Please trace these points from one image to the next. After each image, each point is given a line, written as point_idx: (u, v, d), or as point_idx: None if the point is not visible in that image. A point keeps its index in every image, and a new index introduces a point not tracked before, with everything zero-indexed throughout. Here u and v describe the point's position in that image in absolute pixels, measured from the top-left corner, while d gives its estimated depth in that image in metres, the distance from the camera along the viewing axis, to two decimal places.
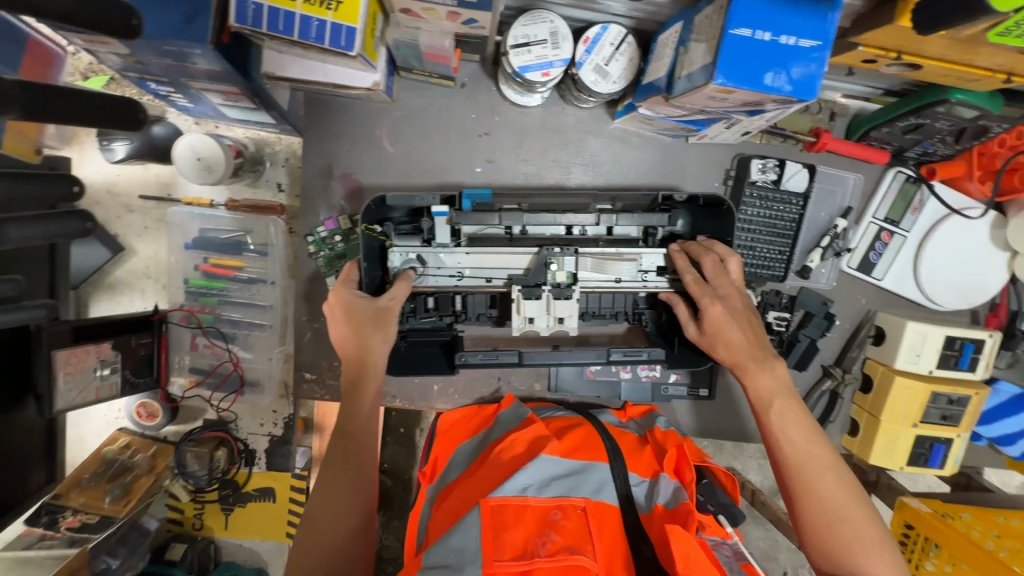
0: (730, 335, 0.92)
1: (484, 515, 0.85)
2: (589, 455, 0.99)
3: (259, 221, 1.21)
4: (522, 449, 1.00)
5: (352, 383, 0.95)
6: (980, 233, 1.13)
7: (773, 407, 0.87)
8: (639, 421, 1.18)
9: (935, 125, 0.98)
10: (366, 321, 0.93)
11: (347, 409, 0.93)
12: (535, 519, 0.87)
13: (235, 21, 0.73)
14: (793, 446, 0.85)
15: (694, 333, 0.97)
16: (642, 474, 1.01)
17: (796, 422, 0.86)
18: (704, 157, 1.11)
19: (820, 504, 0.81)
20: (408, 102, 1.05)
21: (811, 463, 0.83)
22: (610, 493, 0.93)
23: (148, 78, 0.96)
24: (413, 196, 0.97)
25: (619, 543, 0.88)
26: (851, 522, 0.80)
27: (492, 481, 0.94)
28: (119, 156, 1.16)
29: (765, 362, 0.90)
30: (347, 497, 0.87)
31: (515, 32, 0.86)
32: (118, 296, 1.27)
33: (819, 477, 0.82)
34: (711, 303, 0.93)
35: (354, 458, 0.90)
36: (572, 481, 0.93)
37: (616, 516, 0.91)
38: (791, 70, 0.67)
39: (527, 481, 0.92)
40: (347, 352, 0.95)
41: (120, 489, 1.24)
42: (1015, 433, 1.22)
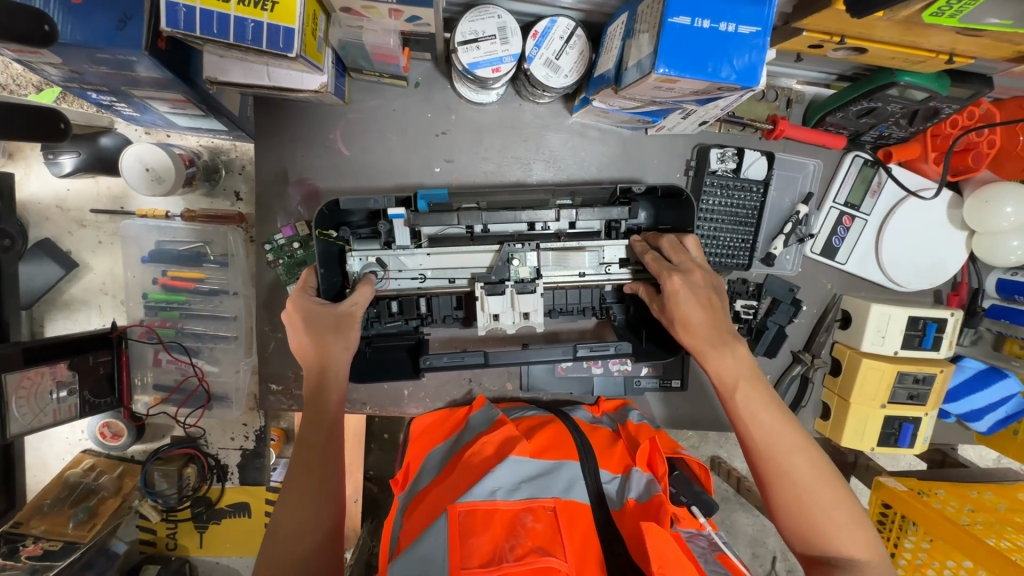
0: (688, 314, 0.89)
1: (451, 522, 0.85)
2: (560, 455, 0.99)
3: (216, 231, 1.18)
4: (493, 452, 0.99)
5: (313, 392, 0.92)
6: (938, 214, 1.14)
7: (739, 391, 0.86)
8: (612, 415, 1.18)
9: (887, 108, 0.98)
10: (325, 326, 0.91)
11: (310, 417, 0.91)
12: (503, 522, 0.86)
13: (166, 25, 0.71)
14: (761, 431, 0.84)
15: (658, 309, 0.96)
16: (613, 470, 1.00)
17: (762, 405, 0.85)
18: (663, 148, 1.11)
19: (791, 489, 0.81)
20: (362, 104, 1.03)
21: (780, 446, 0.83)
22: (582, 491, 0.92)
23: (88, 88, 0.92)
24: (367, 199, 0.95)
25: (592, 538, 0.87)
26: (822, 502, 0.80)
27: (461, 485, 0.92)
28: (67, 170, 1.11)
29: (727, 344, 0.88)
30: (313, 505, 0.85)
31: (462, 28, 0.85)
32: (74, 314, 1.23)
33: (789, 459, 0.82)
34: (670, 276, 0.90)
35: (318, 466, 0.88)
36: (542, 482, 0.93)
37: (588, 514, 0.90)
38: (732, 57, 0.66)
39: (496, 484, 0.91)
40: (306, 359, 0.93)
41: (85, 512, 1.21)
42: (983, 409, 1.23)
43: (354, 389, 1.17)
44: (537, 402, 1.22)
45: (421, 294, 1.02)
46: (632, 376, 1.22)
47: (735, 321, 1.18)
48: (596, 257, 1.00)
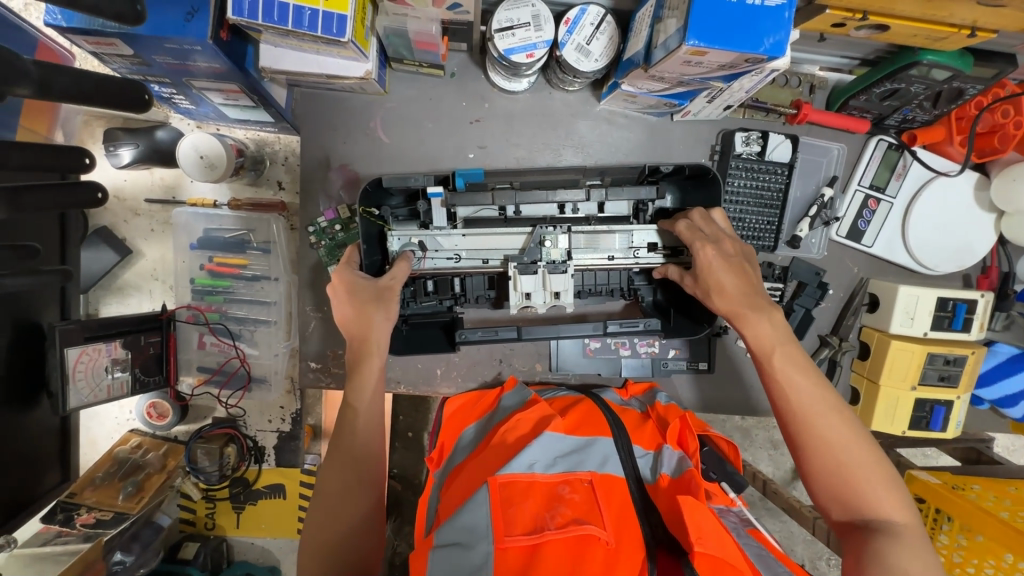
0: (723, 280, 0.92)
1: (491, 491, 0.87)
2: (592, 431, 1.00)
3: (261, 219, 1.24)
4: (527, 430, 1.02)
5: (355, 361, 0.96)
6: (965, 195, 1.15)
7: (775, 355, 0.88)
8: (641, 399, 1.19)
9: (910, 89, 1.01)
10: (363, 298, 0.95)
11: (353, 386, 0.95)
12: (540, 493, 0.88)
13: (232, 14, 0.77)
14: (797, 393, 0.85)
15: (689, 283, 0.98)
16: (645, 447, 1.02)
17: (798, 368, 0.87)
18: (689, 134, 1.14)
19: (828, 450, 0.82)
20: (401, 94, 1.09)
21: (817, 407, 0.84)
22: (616, 465, 0.94)
23: (152, 80, 1.00)
24: (408, 178, 1.01)
25: (630, 512, 0.87)
26: (860, 463, 0.81)
27: (498, 460, 0.95)
28: (125, 161, 1.19)
29: (763, 310, 0.90)
30: (358, 470, 0.90)
31: (498, 17, 0.90)
32: (128, 298, 1.30)
33: (825, 421, 0.83)
34: (703, 247, 0.94)
35: (364, 435, 0.93)
36: (576, 457, 0.95)
37: (624, 489, 0.90)
38: (760, 29, 0.70)
39: (533, 458, 0.93)
40: (349, 331, 0.97)
41: (133, 486, 1.27)
42: (1016, 394, 1.23)
43: (387, 368, 1.21)
44: (566, 384, 1.24)
45: (455, 274, 1.06)
46: (660, 358, 1.24)
47: None
48: (625, 240, 1.03)
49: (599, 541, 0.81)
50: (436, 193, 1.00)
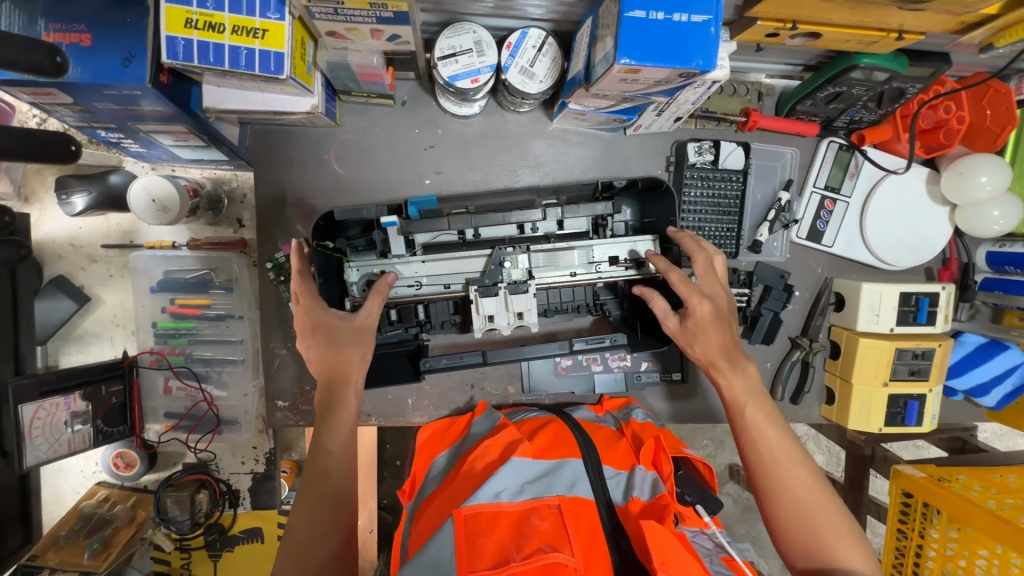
0: (708, 334, 0.93)
1: (457, 524, 0.85)
2: (561, 453, 0.99)
3: (221, 259, 1.22)
4: (494, 457, 0.99)
5: (328, 405, 0.93)
6: (918, 190, 1.17)
7: (748, 408, 0.91)
8: (616, 413, 1.18)
9: (852, 92, 1.03)
10: (330, 339, 0.94)
11: (327, 428, 0.92)
12: (508, 524, 0.86)
13: (166, 57, 0.77)
14: (766, 445, 0.88)
15: (675, 326, 0.96)
16: (616, 467, 1.00)
17: (769, 422, 0.90)
18: (643, 147, 1.15)
19: (795, 502, 0.84)
20: (354, 125, 1.09)
21: (785, 461, 0.86)
22: (585, 488, 0.92)
23: (97, 126, 0.99)
24: (360, 209, 1.00)
25: (599, 537, 0.85)
26: (824, 516, 0.83)
27: (465, 491, 0.92)
28: (79, 209, 1.17)
29: (739, 366, 0.93)
30: (332, 517, 0.85)
31: (440, 45, 0.91)
32: (87, 347, 1.27)
33: (793, 473, 0.85)
34: (700, 302, 0.93)
35: (336, 478, 0.88)
36: (543, 483, 0.92)
37: (593, 511, 0.89)
38: (689, 43, 0.70)
39: (500, 486, 0.91)
40: (323, 372, 0.95)
41: (99, 543, 1.23)
42: (987, 382, 1.23)
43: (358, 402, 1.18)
44: (540, 404, 1.23)
45: (418, 301, 1.04)
46: (632, 372, 1.23)
47: None
48: (587, 259, 1.02)
49: (567, 568, 0.79)
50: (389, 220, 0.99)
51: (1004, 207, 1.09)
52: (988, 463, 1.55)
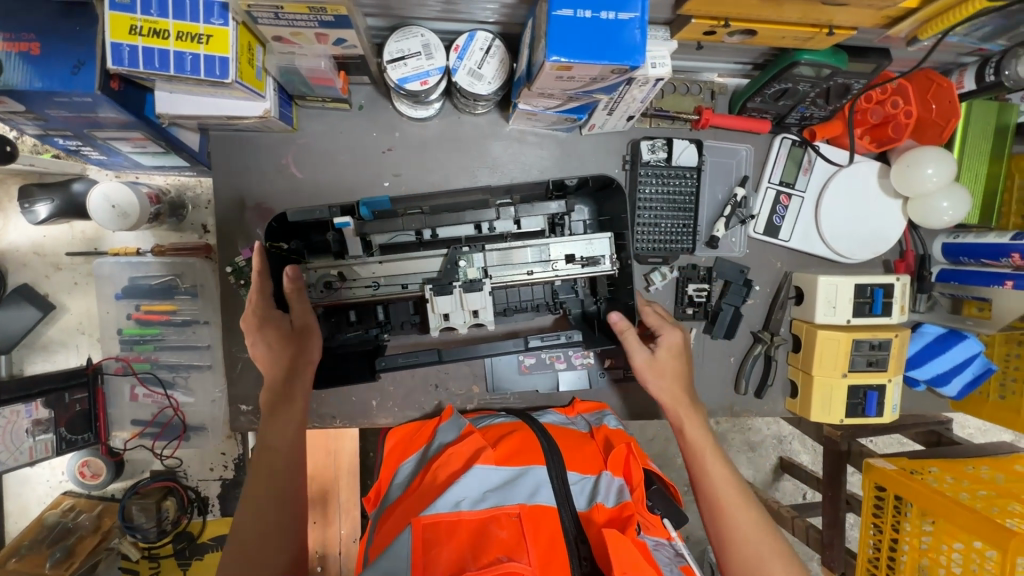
0: (672, 368, 1.07)
1: (415, 534, 0.83)
2: (525, 460, 0.97)
3: (187, 264, 1.22)
4: (458, 465, 0.97)
5: (274, 403, 0.94)
6: (870, 183, 1.19)
7: (703, 449, 0.99)
8: (587, 416, 1.18)
9: (799, 88, 1.05)
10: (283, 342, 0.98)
11: (275, 426, 0.92)
12: (467, 534, 0.84)
13: (111, 63, 0.78)
14: (717, 484, 0.95)
15: (643, 358, 1.07)
16: (581, 472, 0.99)
17: (721, 463, 0.98)
18: (600, 147, 1.17)
19: (743, 541, 0.90)
20: (312, 129, 1.11)
21: (733, 499, 0.93)
22: (547, 496, 0.90)
23: (54, 134, 1.00)
24: (312, 211, 1.01)
25: (559, 544, 0.84)
26: (768, 553, 0.88)
27: (427, 499, 0.90)
28: (42, 217, 1.18)
29: (695, 412, 1.04)
30: (278, 512, 0.83)
31: (389, 48, 0.93)
32: (53, 355, 1.27)
33: (740, 512, 0.92)
34: (670, 329, 1.09)
35: (285, 475, 0.87)
36: (505, 490, 0.91)
37: (555, 518, 0.87)
38: (618, 40, 0.72)
39: (461, 495, 0.89)
40: (268, 370, 0.97)
41: (62, 552, 1.23)
42: (946, 372, 1.24)
43: (322, 404, 1.18)
44: (504, 403, 1.23)
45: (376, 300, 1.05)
46: (595, 369, 1.25)
47: (688, 304, 1.22)
48: (540, 257, 1.02)
49: None
50: (344, 222, 1.01)
51: (952, 198, 1.11)
52: (960, 456, 1.56)
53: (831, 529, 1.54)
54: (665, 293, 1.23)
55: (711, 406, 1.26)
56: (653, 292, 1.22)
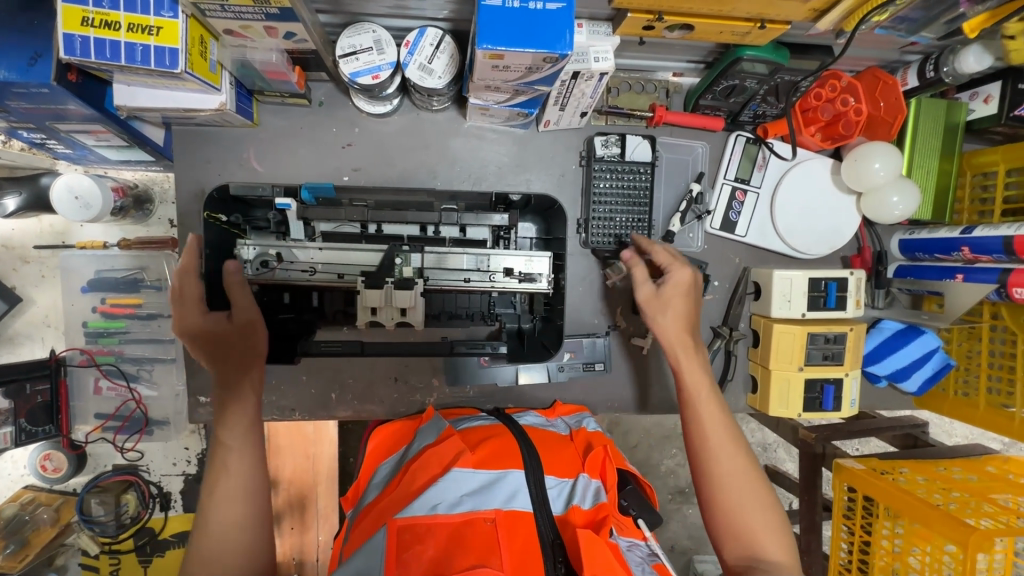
0: (678, 307, 1.03)
1: (389, 537, 0.73)
2: (504, 464, 0.85)
3: (154, 257, 1.25)
4: (436, 471, 0.84)
5: (225, 399, 0.92)
6: (823, 180, 1.21)
7: (704, 391, 0.97)
8: (567, 419, 1.14)
9: (746, 84, 1.07)
10: (213, 346, 0.98)
11: (225, 421, 0.90)
12: (443, 538, 0.73)
13: (64, 54, 0.81)
14: (711, 425, 0.94)
15: (649, 291, 1.05)
16: (559, 476, 0.89)
17: (718, 409, 0.96)
18: (557, 143, 1.19)
19: (733, 482, 0.89)
20: (273, 124, 1.13)
21: (726, 442, 0.92)
22: (524, 501, 0.80)
23: (18, 127, 1.03)
24: (255, 188, 1.09)
25: (534, 553, 0.73)
26: (756, 497, 0.88)
27: (403, 499, 0.80)
28: (11, 210, 1.20)
29: (696, 355, 1.01)
30: (246, 507, 0.82)
31: (341, 44, 0.96)
32: (18, 348, 1.28)
33: (732, 456, 0.91)
34: (679, 267, 1.05)
35: (240, 469, 0.85)
36: (482, 492, 0.80)
37: (532, 526, 0.76)
38: (547, 29, 0.75)
39: (437, 498, 0.78)
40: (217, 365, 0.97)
41: (16, 544, 1.25)
42: (907, 367, 1.24)
43: (281, 397, 1.17)
44: (464, 397, 1.22)
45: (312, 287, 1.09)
46: (554, 364, 1.20)
47: None
48: (478, 266, 1.08)
49: None
50: (283, 203, 1.05)
51: (902, 192, 1.12)
52: (935, 457, 1.55)
53: (806, 532, 1.52)
54: (624, 288, 1.23)
55: (674, 402, 1.27)
56: (611, 287, 1.23)
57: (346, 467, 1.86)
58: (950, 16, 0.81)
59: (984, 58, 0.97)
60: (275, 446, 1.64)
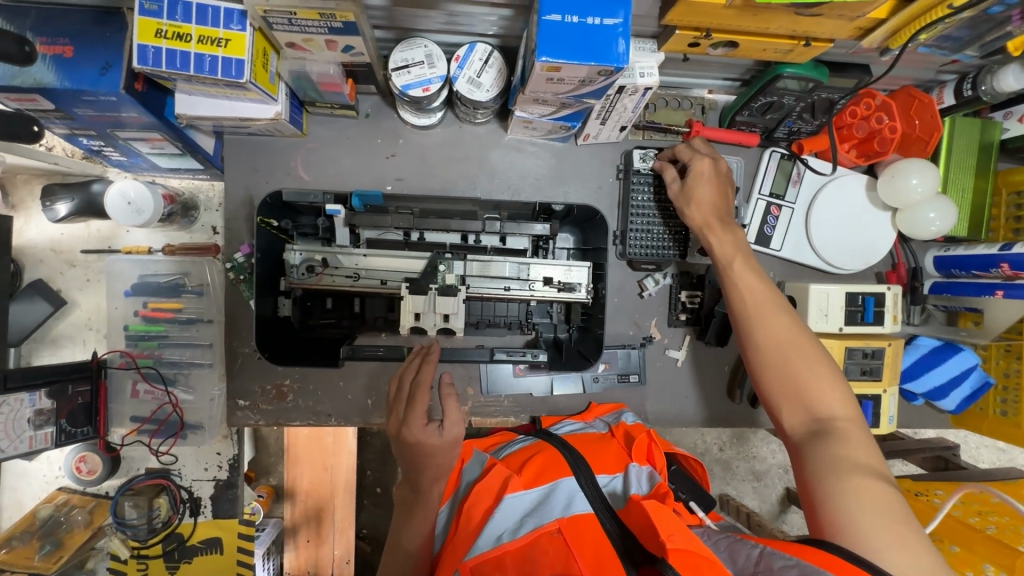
0: (703, 190, 1.06)
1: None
2: (553, 475, 0.86)
3: (195, 263, 1.27)
4: (490, 501, 0.85)
5: (410, 503, 0.91)
6: (858, 196, 1.22)
7: (735, 260, 0.99)
8: (605, 418, 1.15)
9: (784, 101, 1.09)
10: (410, 457, 0.91)
11: (404, 520, 0.91)
12: (517, 570, 0.73)
13: (137, 63, 0.84)
14: (747, 292, 0.96)
15: (677, 188, 1.10)
16: (609, 472, 0.91)
17: (753, 273, 0.97)
18: (595, 156, 1.21)
19: (775, 346, 0.89)
20: (320, 134, 1.16)
21: (762, 306, 0.93)
22: (583, 503, 0.80)
23: (79, 133, 1.07)
24: (307, 195, 1.10)
25: (607, 548, 0.72)
26: (802, 354, 0.88)
27: (469, 537, 0.81)
28: (61, 215, 1.25)
29: (725, 231, 1.03)
30: None
31: (394, 57, 0.99)
32: (60, 349, 1.31)
33: (773, 319, 0.92)
34: (699, 158, 1.08)
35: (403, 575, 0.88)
36: (540, 509, 0.80)
37: (596, 524, 0.76)
38: (601, 44, 0.77)
39: (500, 528, 0.79)
40: (407, 469, 0.91)
41: (52, 544, 1.28)
42: (944, 384, 1.23)
43: (318, 402, 1.17)
44: (499, 407, 1.21)
45: (356, 293, 1.11)
46: (590, 374, 1.21)
47: (681, 311, 1.24)
48: (519, 275, 1.10)
49: None
50: (333, 209, 1.08)
51: (938, 208, 1.13)
52: (968, 480, 1.52)
53: None
54: (659, 299, 1.24)
55: (707, 415, 1.26)
56: (647, 298, 1.24)
57: (366, 480, 1.85)
58: (993, 36, 0.83)
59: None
60: (294, 455, 1.64)
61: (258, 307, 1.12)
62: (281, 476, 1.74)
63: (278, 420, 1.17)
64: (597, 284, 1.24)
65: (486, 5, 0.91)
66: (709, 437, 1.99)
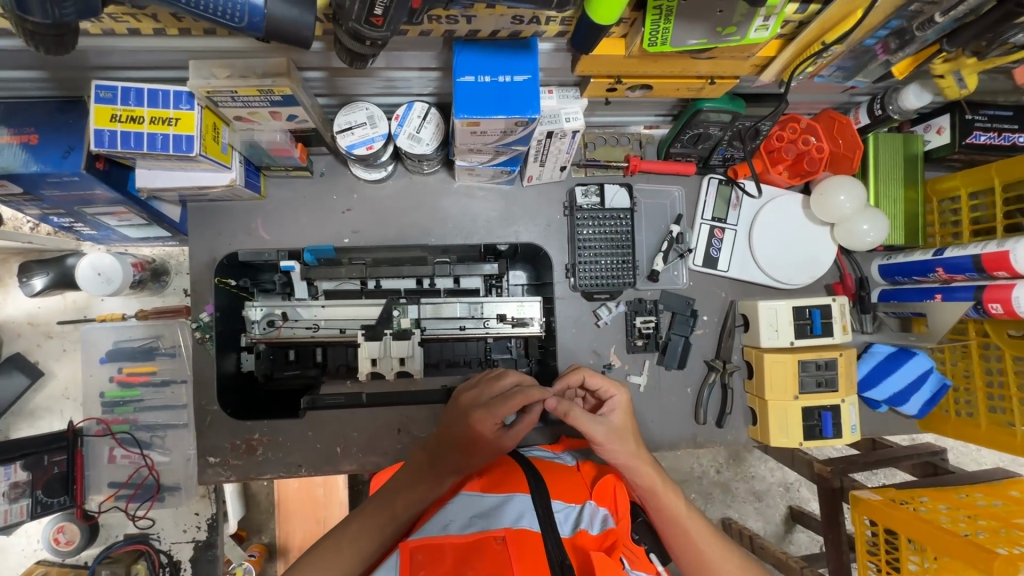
0: (626, 429, 0.94)
1: (402, 558, 0.74)
2: (510, 489, 0.88)
3: (168, 325, 1.31)
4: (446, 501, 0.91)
5: (429, 468, 0.90)
6: (796, 214, 1.28)
7: (678, 510, 0.92)
8: (574, 454, 1.15)
9: (710, 131, 1.15)
10: (465, 440, 0.89)
11: (413, 476, 0.90)
12: (452, 563, 0.73)
13: (94, 146, 0.91)
14: (695, 541, 0.90)
15: (602, 429, 0.92)
16: (566, 501, 0.91)
17: (698, 521, 0.92)
18: (541, 196, 1.28)
19: None
20: (279, 196, 1.23)
21: (711, 556, 0.90)
22: (532, 522, 0.81)
23: (50, 213, 1.14)
24: (262, 253, 1.22)
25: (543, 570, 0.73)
26: None
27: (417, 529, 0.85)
28: (37, 289, 1.31)
29: (662, 478, 0.94)
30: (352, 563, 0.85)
31: (338, 121, 1.06)
32: (37, 421, 1.35)
33: (721, 567, 0.90)
34: (612, 391, 0.98)
35: (375, 527, 0.87)
36: (490, 515, 0.82)
37: (540, 545, 0.77)
38: (514, 98, 0.84)
39: (449, 520, 0.82)
40: (453, 442, 0.90)
41: None
42: (903, 389, 1.24)
43: (287, 453, 1.18)
44: None
45: (317, 344, 1.16)
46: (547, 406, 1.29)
47: (638, 337, 1.27)
48: (472, 313, 1.14)
49: None
50: (288, 266, 1.21)
51: (871, 220, 1.18)
52: (954, 484, 1.49)
53: None
54: (616, 327, 1.28)
55: (674, 439, 1.27)
56: (604, 326, 1.27)
57: None
58: (878, 63, 0.91)
59: (923, 95, 1.06)
60: (285, 510, 1.64)
61: (218, 365, 1.17)
62: (272, 534, 1.71)
63: (249, 475, 1.18)
64: (551, 316, 1.28)
65: (417, 69, 0.99)
66: (702, 460, 1.98)
